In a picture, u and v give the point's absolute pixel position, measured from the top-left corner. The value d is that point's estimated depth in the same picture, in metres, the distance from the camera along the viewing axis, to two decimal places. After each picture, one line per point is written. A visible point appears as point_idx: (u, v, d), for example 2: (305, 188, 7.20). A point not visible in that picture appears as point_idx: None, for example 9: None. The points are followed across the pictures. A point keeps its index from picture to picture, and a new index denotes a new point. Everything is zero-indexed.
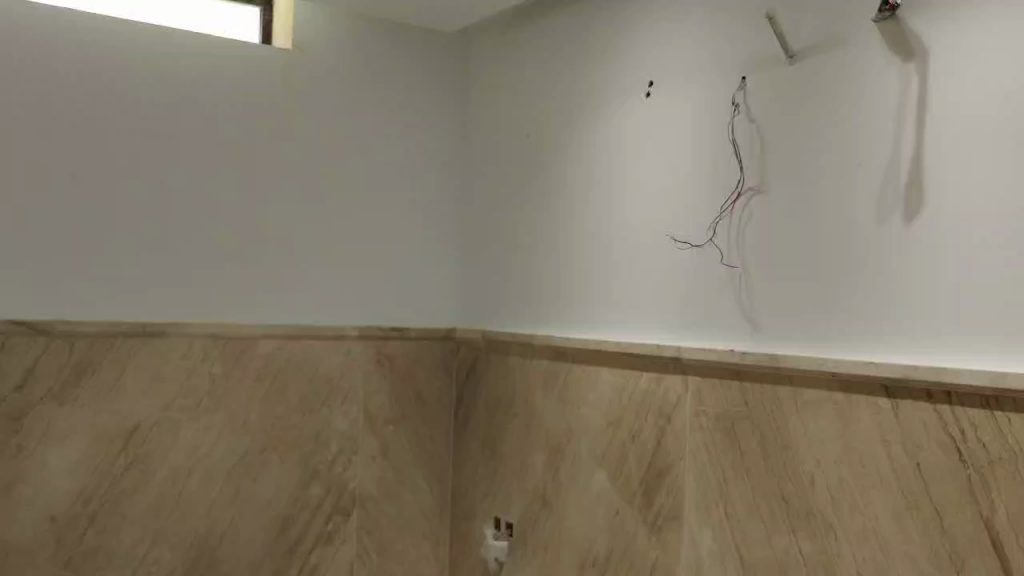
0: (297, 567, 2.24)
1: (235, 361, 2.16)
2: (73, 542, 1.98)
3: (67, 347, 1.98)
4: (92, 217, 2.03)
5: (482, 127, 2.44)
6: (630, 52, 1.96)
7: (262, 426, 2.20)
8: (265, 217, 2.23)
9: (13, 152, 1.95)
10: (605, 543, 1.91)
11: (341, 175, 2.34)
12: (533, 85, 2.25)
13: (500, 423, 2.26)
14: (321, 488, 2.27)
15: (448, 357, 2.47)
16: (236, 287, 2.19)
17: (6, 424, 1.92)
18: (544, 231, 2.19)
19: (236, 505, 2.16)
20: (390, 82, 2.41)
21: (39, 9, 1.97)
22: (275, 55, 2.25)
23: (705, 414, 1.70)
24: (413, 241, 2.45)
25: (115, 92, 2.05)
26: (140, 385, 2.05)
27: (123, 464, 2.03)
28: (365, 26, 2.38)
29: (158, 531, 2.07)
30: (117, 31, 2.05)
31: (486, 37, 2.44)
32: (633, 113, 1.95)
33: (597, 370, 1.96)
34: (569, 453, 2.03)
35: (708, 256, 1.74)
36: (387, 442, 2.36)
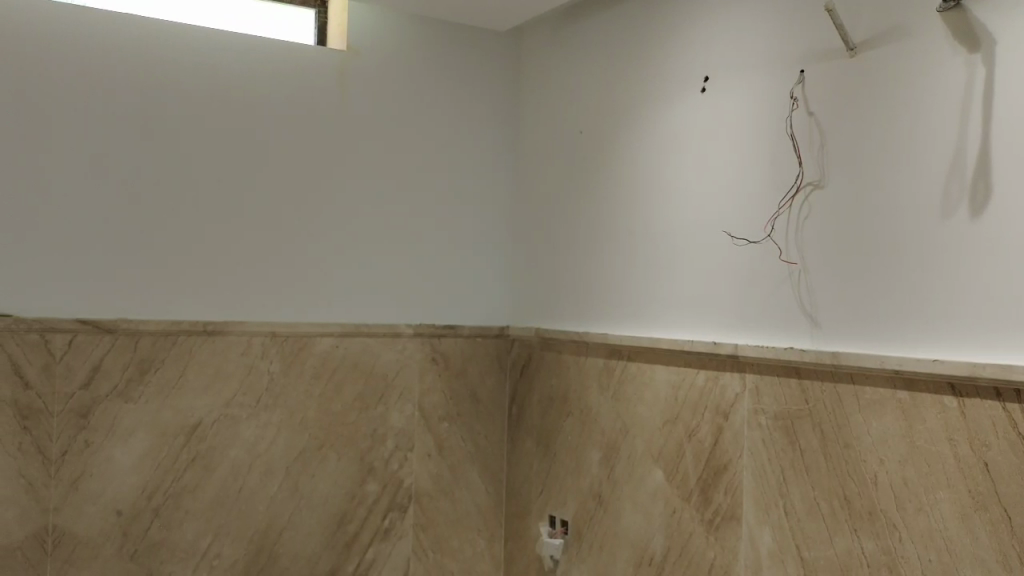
0: (354, 563, 2.27)
1: (292, 358, 2.20)
2: (137, 535, 2.03)
3: (131, 346, 2.03)
4: (154, 218, 2.08)
5: (535, 125, 2.44)
6: (685, 47, 1.95)
7: (320, 423, 2.22)
8: (320, 217, 2.26)
9: (79, 155, 2.00)
10: (662, 542, 1.90)
11: (395, 174, 2.36)
12: (586, 82, 2.25)
13: (555, 420, 2.26)
14: (377, 484, 2.29)
15: (502, 354, 2.47)
16: (293, 286, 2.22)
17: (74, 420, 1.97)
18: (597, 229, 2.18)
19: (295, 501, 2.19)
20: (443, 81, 2.43)
21: (103, 15, 2.03)
22: (331, 57, 2.28)
23: (763, 412, 1.68)
24: (466, 240, 2.46)
25: (176, 95, 2.10)
26: (201, 382, 2.09)
27: (186, 460, 2.08)
28: (419, 26, 2.40)
29: (220, 526, 2.11)
30: (176, 35, 2.10)
31: (538, 35, 2.44)
32: (688, 108, 1.93)
33: (653, 368, 1.95)
34: (624, 451, 2.02)
35: (766, 253, 1.72)
36: (442, 439, 2.38)
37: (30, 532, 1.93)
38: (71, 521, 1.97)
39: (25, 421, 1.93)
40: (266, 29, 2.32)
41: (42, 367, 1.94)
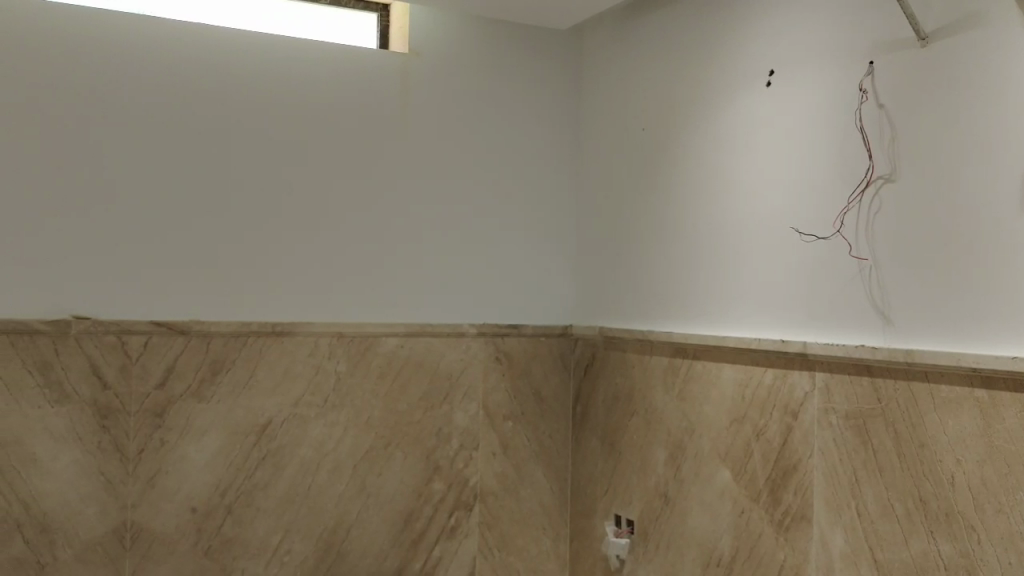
0: (421, 561, 2.29)
1: (359, 358, 2.23)
2: (211, 532, 2.08)
3: (203, 346, 2.08)
4: (224, 222, 2.12)
5: (596, 122, 2.43)
6: (749, 41, 1.92)
7: (386, 422, 2.25)
8: (384, 219, 2.29)
9: (151, 161, 2.06)
10: (730, 542, 1.88)
11: (457, 175, 2.37)
12: (648, 78, 2.23)
13: (619, 420, 2.25)
14: (442, 484, 2.31)
15: (565, 353, 2.47)
16: (358, 287, 2.25)
17: (149, 419, 2.03)
18: (661, 227, 2.16)
19: (362, 499, 2.22)
20: (504, 81, 2.43)
21: (172, 25, 2.08)
22: (393, 60, 2.30)
23: (834, 411, 1.65)
24: (528, 239, 2.46)
25: (243, 101, 2.14)
26: (270, 382, 2.14)
27: (256, 458, 2.12)
28: (480, 27, 2.40)
29: (290, 523, 2.15)
30: (242, 43, 2.14)
31: (599, 33, 2.43)
32: (753, 103, 1.90)
33: (719, 367, 1.93)
34: (691, 451, 2.00)
35: (835, 249, 1.69)
36: (507, 438, 2.39)
37: (109, 529, 1.99)
38: (148, 517, 2.03)
39: (104, 420, 1.99)
40: (264, 28, 2.29)
41: (119, 368, 2.00)
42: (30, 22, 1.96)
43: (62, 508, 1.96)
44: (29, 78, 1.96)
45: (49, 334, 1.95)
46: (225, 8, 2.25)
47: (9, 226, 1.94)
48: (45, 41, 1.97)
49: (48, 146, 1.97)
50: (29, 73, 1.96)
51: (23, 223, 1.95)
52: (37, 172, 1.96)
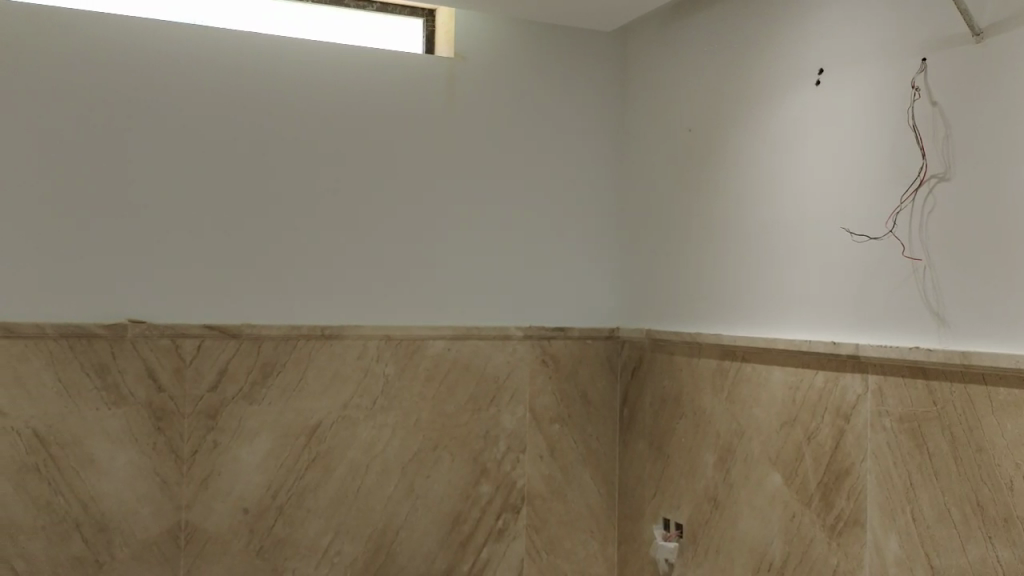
0: (469, 562, 2.30)
1: (407, 361, 2.24)
2: (263, 532, 2.11)
3: (255, 349, 2.11)
4: (275, 227, 2.16)
5: (642, 123, 2.42)
6: (798, 39, 1.90)
7: (434, 424, 2.27)
8: (431, 222, 2.30)
9: (204, 168, 2.10)
10: (781, 547, 1.85)
11: (503, 178, 2.38)
12: (694, 78, 2.22)
13: (667, 422, 2.24)
14: (490, 486, 2.32)
15: (612, 356, 2.47)
16: (405, 289, 2.27)
17: (203, 421, 2.07)
18: (709, 228, 2.15)
19: (411, 501, 2.24)
20: (549, 83, 2.43)
21: (224, 34, 2.12)
22: (439, 64, 2.32)
23: (888, 414, 1.63)
24: (573, 241, 2.46)
25: (292, 108, 2.18)
26: (320, 385, 2.16)
27: (307, 459, 2.15)
28: (525, 30, 2.41)
29: (340, 524, 2.17)
30: (291, 50, 2.18)
31: (645, 33, 2.43)
32: (802, 102, 1.88)
33: (768, 369, 1.91)
34: (740, 454, 1.98)
35: (887, 249, 1.66)
36: (554, 441, 2.39)
37: (164, 528, 2.04)
38: (201, 517, 2.06)
39: (159, 422, 2.03)
40: (263, 29, 2.27)
41: (173, 371, 2.05)
42: (88, 32, 2.01)
43: (119, 507, 2.00)
44: (87, 88, 2.01)
45: (106, 337, 2.00)
46: (274, 16, 2.28)
47: (69, 232, 1.99)
48: (102, 51, 2.02)
49: (106, 154, 2.02)
50: (86, 82, 2.00)
51: (82, 229, 2.00)
52: (96, 179, 2.01)
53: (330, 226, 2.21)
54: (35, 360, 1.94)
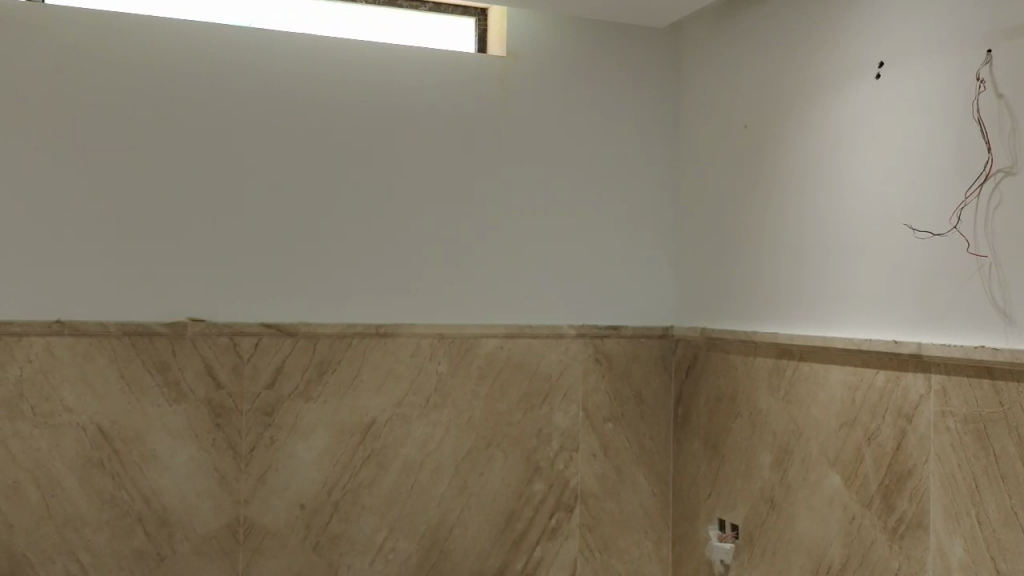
0: (522, 561, 2.30)
1: (459, 359, 2.25)
2: (319, 528, 2.13)
3: (310, 347, 2.14)
4: (330, 226, 2.18)
5: (696, 119, 2.40)
6: (856, 32, 1.86)
7: (487, 423, 2.27)
8: (483, 220, 2.30)
9: (263, 168, 2.13)
10: (840, 550, 1.82)
11: (555, 176, 2.37)
12: (749, 73, 2.19)
13: (722, 422, 2.21)
14: (543, 484, 2.32)
15: (666, 354, 2.45)
16: (458, 288, 2.28)
17: (260, 418, 2.10)
18: (764, 225, 2.12)
19: (464, 499, 2.25)
20: (602, 81, 2.42)
21: (279, 36, 2.15)
22: (492, 63, 2.32)
23: (952, 414, 1.59)
24: (627, 239, 2.44)
25: (346, 108, 2.20)
26: (374, 382, 2.18)
27: (362, 456, 2.17)
28: (577, 28, 2.40)
29: (395, 521, 2.19)
30: (345, 50, 2.20)
31: (699, 29, 2.40)
32: (861, 96, 1.84)
33: (827, 368, 1.88)
34: (797, 454, 1.95)
35: (951, 245, 1.62)
36: (607, 440, 2.37)
37: (223, 523, 2.07)
38: (259, 512, 2.09)
39: (218, 419, 2.07)
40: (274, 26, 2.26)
41: (231, 368, 2.08)
42: (148, 35, 2.05)
43: (179, 502, 2.04)
44: (147, 91, 2.05)
45: (166, 335, 2.04)
46: (327, 17, 2.31)
47: (131, 233, 2.03)
48: (162, 55, 2.06)
49: (166, 156, 2.06)
50: (147, 86, 2.05)
51: (143, 229, 2.04)
52: (156, 181, 2.05)
53: (385, 226, 2.22)
54: (99, 357, 1.99)
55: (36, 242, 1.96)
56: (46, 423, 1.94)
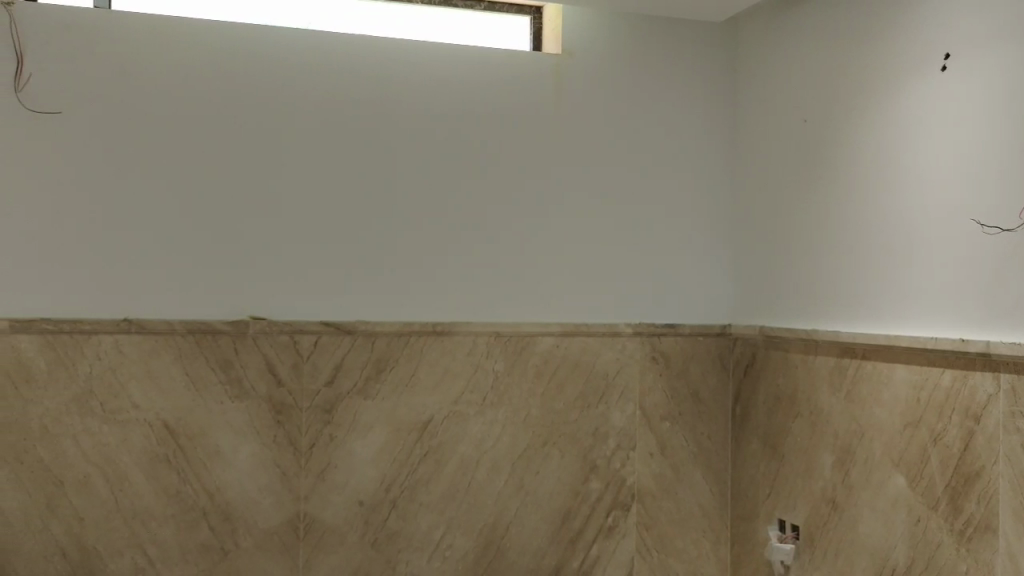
0: (579, 559, 2.30)
1: (515, 358, 2.26)
2: (378, 525, 2.16)
3: (369, 345, 2.16)
4: (388, 222, 2.20)
5: (755, 114, 2.37)
6: (920, 23, 1.82)
7: (543, 421, 2.27)
8: (539, 219, 2.30)
9: (321, 169, 2.16)
10: (905, 552, 1.78)
11: (611, 174, 2.36)
12: (809, 67, 2.15)
13: (782, 421, 2.18)
14: (599, 483, 2.31)
15: (724, 353, 2.42)
16: (514, 286, 2.28)
17: (319, 415, 2.13)
18: (826, 222, 2.09)
19: (520, 496, 2.25)
20: (658, 77, 2.41)
21: (338, 38, 2.17)
22: (547, 61, 2.32)
23: (1022, 414, 1.54)
24: (684, 237, 2.42)
25: (403, 108, 2.22)
26: (432, 380, 2.20)
27: (419, 454, 2.19)
28: (633, 25, 2.39)
29: (452, 518, 2.21)
30: (402, 51, 2.22)
31: (757, 23, 2.37)
32: (925, 89, 1.80)
33: (891, 367, 1.85)
34: (860, 454, 1.92)
35: (1021, 241, 1.58)
36: (665, 439, 2.36)
37: (285, 519, 2.11)
38: (319, 508, 2.13)
39: (279, 416, 2.10)
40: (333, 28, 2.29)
41: (292, 366, 2.11)
42: (209, 40, 2.09)
43: (242, 498, 2.08)
44: (209, 94, 2.09)
45: (229, 334, 2.08)
46: (384, 18, 2.33)
47: (195, 234, 2.08)
48: (224, 58, 2.10)
49: (227, 158, 2.10)
50: (209, 89, 2.09)
51: (205, 230, 2.08)
52: (218, 182, 2.09)
53: (440, 222, 2.23)
54: (165, 355, 2.04)
55: (104, 243, 2.02)
56: (114, 418, 2.00)
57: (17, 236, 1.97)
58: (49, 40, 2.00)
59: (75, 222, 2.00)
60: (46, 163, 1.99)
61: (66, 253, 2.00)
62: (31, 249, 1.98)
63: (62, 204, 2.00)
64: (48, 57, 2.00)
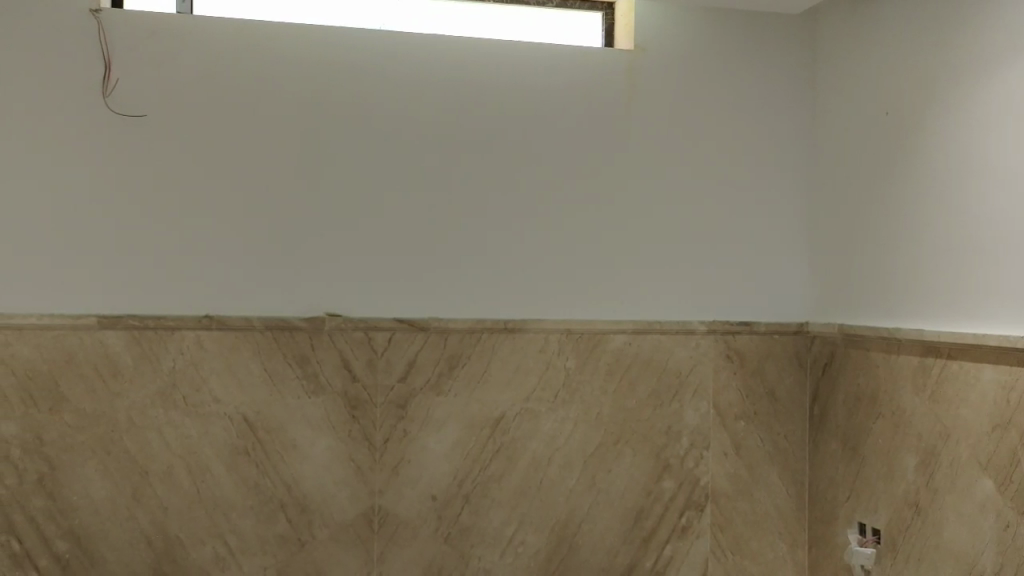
0: (652, 559, 2.27)
1: (587, 355, 2.25)
2: (450, 520, 2.17)
3: (442, 342, 2.18)
4: (424, 221, 2.19)
5: (834, 107, 2.31)
6: (1009, 9, 1.74)
7: (616, 419, 2.26)
8: (611, 216, 2.29)
9: (396, 167, 2.18)
10: (993, 558, 1.72)
11: (685, 170, 2.33)
12: (891, 58, 2.09)
13: (862, 422, 2.13)
14: (672, 482, 2.29)
15: (801, 351, 2.37)
16: (587, 283, 2.27)
17: (393, 410, 2.15)
18: (908, 217, 2.02)
19: (592, 494, 2.24)
20: (732, 71, 2.37)
21: (411, 37, 2.19)
22: (620, 57, 2.30)
23: None
24: (760, 233, 2.38)
25: (476, 106, 2.22)
26: (504, 377, 2.21)
27: (492, 450, 2.20)
28: (707, 19, 2.36)
29: (524, 514, 2.21)
30: (475, 50, 2.22)
31: (838, 13, 2.31)
32: (1013, 78, 1.73)
33: (978, 367, 1.78)
34: (945, 457, 1.86)
35: None
36: (739, 439, 2.32)
37: (359, 512, 2.14)
38: (392, 503, 2.15)
39: (354, 411, 2.13)
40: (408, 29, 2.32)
41: (366, 362, 2.14)
42: (288, 42, 2.13)
43: (319, 491, 2.12)
44: (286, 95, 2.13)
45: (305, 330, 2.12)
46: (456, 17, 2.35)
47: (274, 232, 2.12)
48: (301, 60, 2.13)
49: (304, 157, 2.13)
50: (286, 90, 2.13)
51: (283, 228, 2.12)
52: (296, 182, 2.13)
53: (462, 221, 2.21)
54: (244, 350, 2.08)
55: (186, 242, 2.07)
56: (196, 411, 2.06)
57: (106, 235, 2.04)
58: (135, 45, 2.06)
59: (160, 221, 2.06)
60: (132, 164, 2.05)
61: (151, 250, 2.06)
62: (117, 247, 2.04)
63: (147, 204, 2.06)
64: (134, 62, 2.06)
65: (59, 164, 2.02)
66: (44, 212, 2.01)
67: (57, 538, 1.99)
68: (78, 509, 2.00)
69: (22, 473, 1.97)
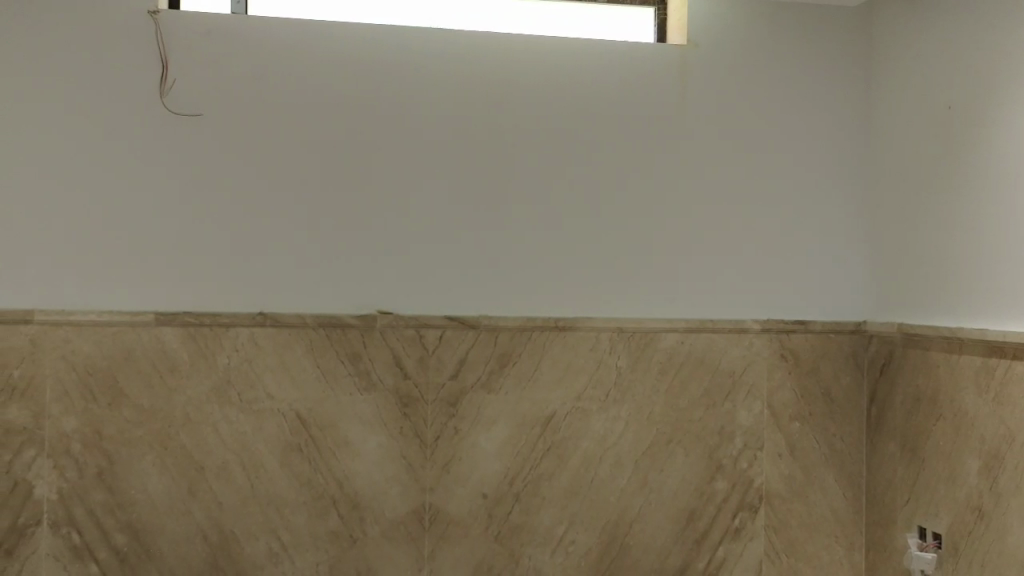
0: (705, 561, 2.25)
1: (639, 354, 2.23)
2: (501, 518, 2.17)
3: (492, 340, 2.18)
4: (474, 219, 2.19)
5: (892, 102, 2.26)
6: None
7: (667, 419, 2.24)
8: (663, 213, 2.26)
9: (447, 165, 2.18)
10: None
11: (738, 166, 2.30)
12: (952, 50, 2.03)
13: (922, 423, 2.08)
14: (725, 482, 2.26)
15: (858, 351, 2.33)
16: (638, 281, 2.25)
17: (444, 408, 2.16)
18: (970, 213, 1.97)
19: (644, 494, 2.22)
20: (787, 66, 2.33)
21: (461, 35, 2.19)
22: (672, 53, 2.28)
23: None
24: (815, 230, 2.34)
25: (527, 103, 2.21)
26: (555, 375, 2.20)
27: (542, 448, 2.19)
28: (761, 13, 2.32)
29: (575, 514, 2.20)
30: (525, 46, 2.21)
31: (896, 5, 2.26)
32: None
33: None
34: (1010, 461, 1.81)
35: None
36: (794, 440, 2.29)
37: (410, 509, 2.14)
38: (443, 500, 2.15)
39: (405, 408, 2.14)
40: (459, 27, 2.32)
41: (417, 360, 2.15)
42: (339, 41, 2.14)
43: (370, 487, 2.13)
44: (337, 94, 2.14)
45: (357, 327, 2.13)
46: (507, 14, 2.34)
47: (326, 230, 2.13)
48: (352, 58, 2.14)
49: (355, 156, 2.14)
50: (338, 89, 2.14)
51: (335, 226, 2.13)
52: (347, 180, 2.14)
53: (512, 219, 2.20)
54: (297, 348, 2.10)
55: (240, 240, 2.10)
56: (250, 408, 2.08)
57: (163, 234, 2.07)
58: (191, 46, 2.09)
59: (215, 220, 2.09)
60: (188, 164, 2.08)
61: (206, 249, 2.09)
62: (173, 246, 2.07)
63: (203, 203, 2.09)
64: (189, 62, 2.09)
65: (118, 164, 2.05)
66: (103, 211, 2.05)
67: (116, 531, 2.03)
68: (137, 503, 2.03)
69: (82, 468, 2.01)
